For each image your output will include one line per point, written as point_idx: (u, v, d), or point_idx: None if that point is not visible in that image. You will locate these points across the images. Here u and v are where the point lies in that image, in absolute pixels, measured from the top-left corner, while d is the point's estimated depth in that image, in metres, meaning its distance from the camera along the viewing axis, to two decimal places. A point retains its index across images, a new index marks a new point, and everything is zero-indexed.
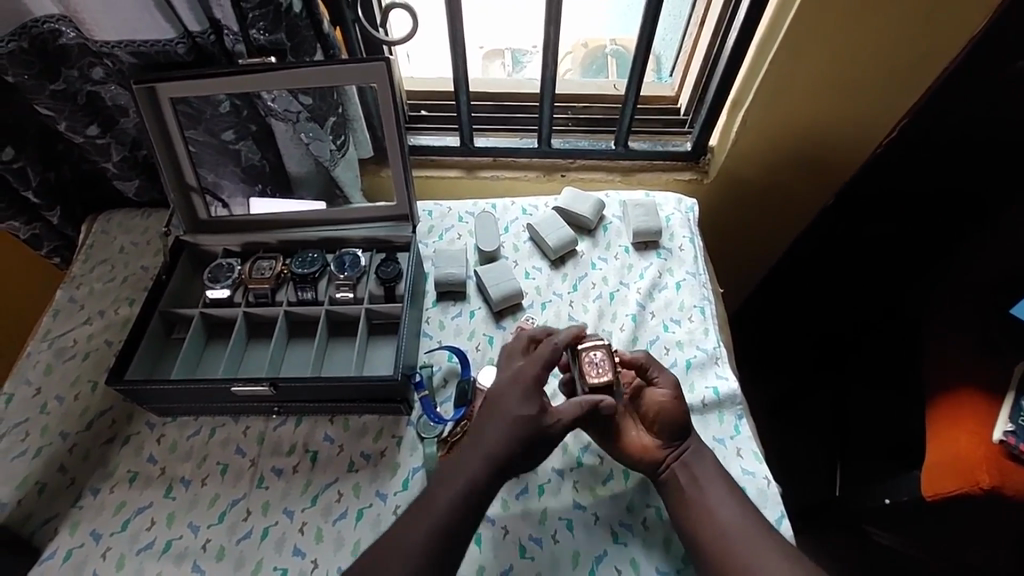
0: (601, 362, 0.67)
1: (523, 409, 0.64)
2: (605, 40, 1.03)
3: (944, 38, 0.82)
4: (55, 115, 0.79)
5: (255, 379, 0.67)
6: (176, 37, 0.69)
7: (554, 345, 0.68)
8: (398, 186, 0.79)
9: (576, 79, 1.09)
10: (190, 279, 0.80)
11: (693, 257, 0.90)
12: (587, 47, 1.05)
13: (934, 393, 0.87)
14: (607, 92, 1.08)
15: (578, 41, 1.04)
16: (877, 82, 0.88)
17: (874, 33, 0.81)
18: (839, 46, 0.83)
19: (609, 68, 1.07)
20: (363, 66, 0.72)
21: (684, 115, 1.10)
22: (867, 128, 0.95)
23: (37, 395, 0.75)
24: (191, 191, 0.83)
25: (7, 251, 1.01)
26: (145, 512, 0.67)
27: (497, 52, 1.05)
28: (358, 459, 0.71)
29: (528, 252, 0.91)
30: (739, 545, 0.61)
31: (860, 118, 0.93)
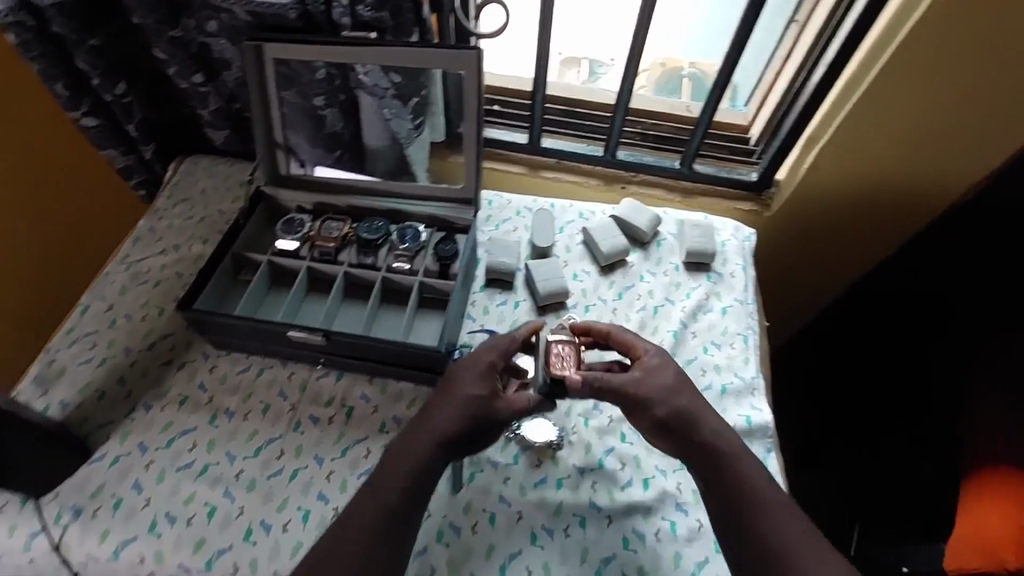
0: (567, 356, 0.68)
1: (476, 390, 0.65)
2: (684, 63, 1.05)
3: None
4: (168, 60, 0.85)
5: (311, 328, 0.70)
6: (290, 3, 0.74)
7: (511, 340, 0.69)
8: (468, 173, 0.82)
9: (648, 96, 1.10)
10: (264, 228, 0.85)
11: (743, 285, 0.90)
12: (665, 66, 1.06)
13: (976, 464, 0.83)
14: (678, 112, 1.09)
15: (658, 58, 1.05)
16: (968, 131, 0.85)
17: (966, 84, 0.80)
18: (929, 94, 0.82)
19: (682, 90, 1.08)
20: (456, 53, 0.75)
21: (752, 145, 1.09)
22: (948, 180, 0.92)
23: (108, 311, 0.81)
24: (276, 149, 0.88)
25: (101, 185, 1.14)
26: (189, 434, 0.72)
27: (575, 60, 1.08)
28: (389, 422, 0.74)
29: (579, 255, 0.92)
30: (766, 542, 0.59)
31: (942, 167, 0.90)
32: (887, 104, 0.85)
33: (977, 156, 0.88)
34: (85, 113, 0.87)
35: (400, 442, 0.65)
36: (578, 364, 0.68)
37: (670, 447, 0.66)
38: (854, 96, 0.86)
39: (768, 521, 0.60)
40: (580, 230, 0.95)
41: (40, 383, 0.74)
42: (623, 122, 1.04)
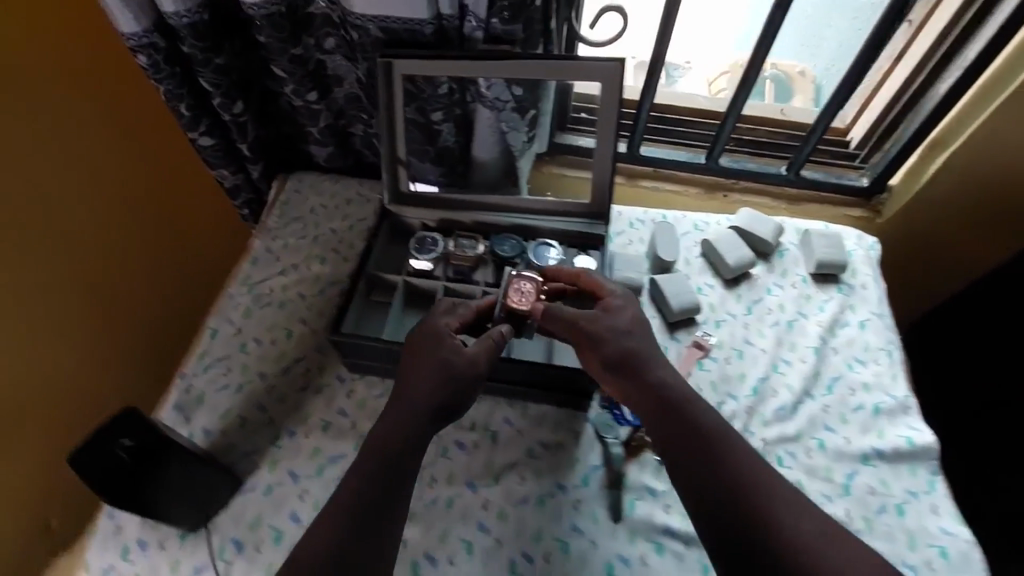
0: (528, 293, 0.69)
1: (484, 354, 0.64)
2: (765, 65, 1.02)
3: None
4: (287, 78, 0.84)
5: (465, 356, 0.70)
6: (427, 19, 0.72)
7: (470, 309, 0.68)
8: (599, 187, 0.79)
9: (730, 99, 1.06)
10: (390, 250, 0.83)
11: (877, 296, 0.87)
12: None
13: None
14: (772, 116, 1.06)
15: (738, 61, 1.01)
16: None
17: None
18: None
19: (766, 91, 1.06)
20: (602, 64, 0.71)
21: (854, 150, 1.06)
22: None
23: (237, 334, 0.81)
24: (397, 166, 0.84)
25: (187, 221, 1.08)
26: (338, 462, 0.70)
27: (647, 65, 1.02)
28: (536, 447, 0.73)
29: (700, 268, 0.89)
30: (737, 472, 0.57)
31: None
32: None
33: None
34: (202, 134, 0.86)
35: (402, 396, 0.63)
36: (537, 300, 0.68)
37: (630, 390, 0.64)
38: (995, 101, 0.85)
39: (786, 512, 0.54)
40: (697, 241, 0.92)
41: (181, 410, 0.74)
42: (732, 127, 1.00)
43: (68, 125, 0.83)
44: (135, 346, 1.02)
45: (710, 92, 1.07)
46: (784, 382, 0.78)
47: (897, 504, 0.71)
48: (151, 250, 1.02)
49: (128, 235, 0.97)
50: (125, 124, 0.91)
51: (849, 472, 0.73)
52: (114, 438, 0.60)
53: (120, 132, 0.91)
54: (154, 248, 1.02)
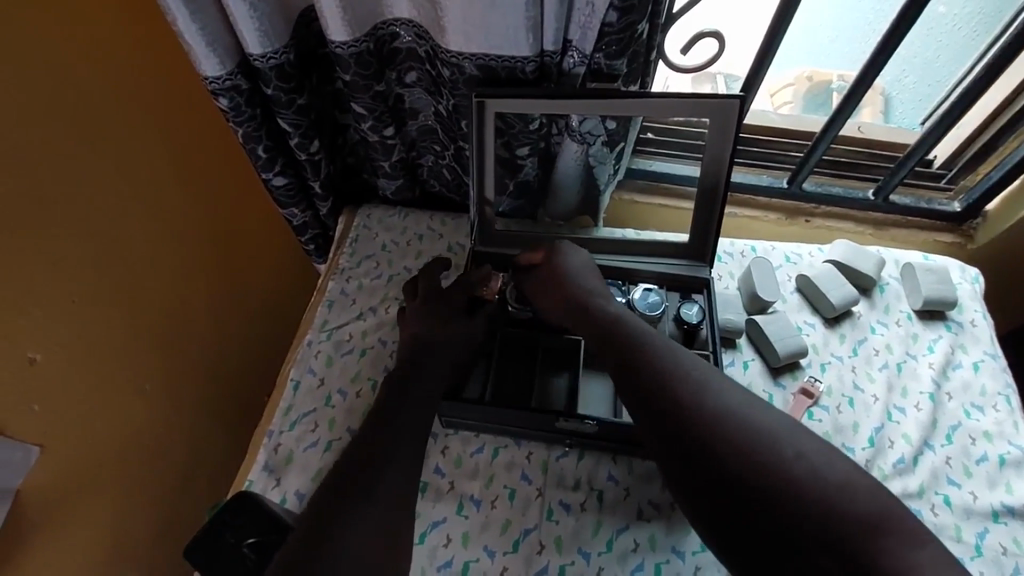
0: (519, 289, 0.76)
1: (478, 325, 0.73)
2: (834, 75, 0.94)
3: None
4: (366, 114, 0.80)
5: (580, 419, 0.67)
6: (530, 55, 0.69)
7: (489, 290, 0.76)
8: (702, 225, 0.75)
9: (794, 113, 0.99)
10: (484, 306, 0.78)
11: (988, 335, 0.82)
12: (812, 80, 0.96)
13: None
14: (849, 133, 1.00)
15: (803, 72, 0.95)
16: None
17: None
18: None
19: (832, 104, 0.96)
20: (714, 102, 0.68)
21: (939, 169, 1.00)
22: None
23: (320, 386, 0.77)
24: (483, 206, 0.80)
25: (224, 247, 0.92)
26: (441, 527, 0.66)
27: (708, 76, 0.92)
28: (647, 508, 0.68)
29: (796, 304, 0.85)
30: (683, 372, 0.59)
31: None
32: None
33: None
34: (276, 174, 0.82)
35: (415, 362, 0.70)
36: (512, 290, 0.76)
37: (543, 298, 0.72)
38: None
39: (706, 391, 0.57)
40: (791, 276, 0.88)
41: (270, 471, 0.70)
42: (821, 152, 0.96)
43: (109, 140, 0.71)
44: (202, 391, 0.91)
45: (774, 106, 1.00)
46: (901, 432, 0.74)
47: None
48: (213, 280, 0.91)
49: (184, 262, 0.85)
50: (178, 128, 0.80)
51: (980, 531, 0.67)
52: (240, 536, 0.62)
53: (174, 137, 0.79)
54: (216, 277, 0.91)
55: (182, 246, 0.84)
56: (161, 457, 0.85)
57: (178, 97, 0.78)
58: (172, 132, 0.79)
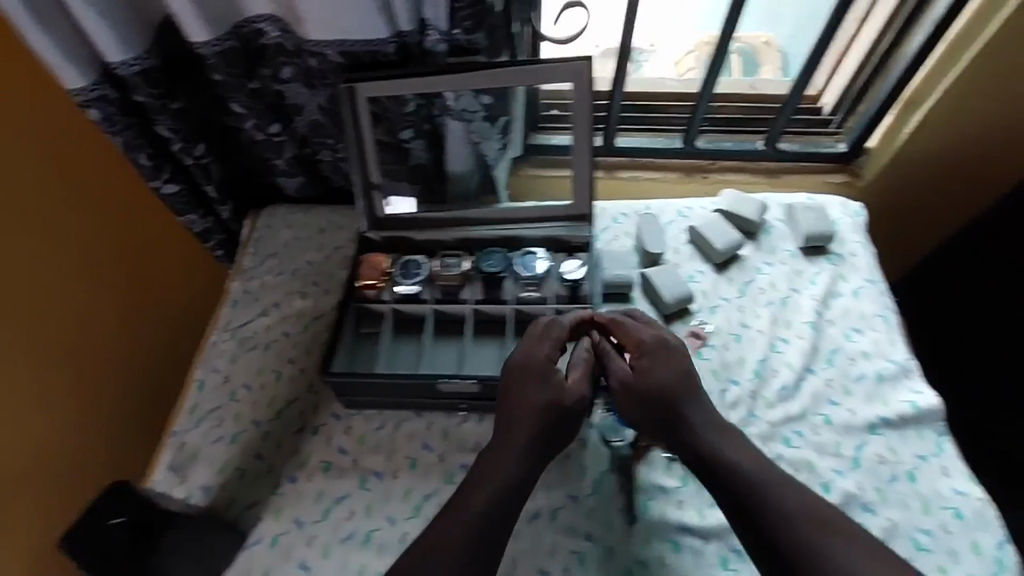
0: (411, 271, 0.74)
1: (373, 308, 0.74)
2: (734, 38, 0.98)
3: None
4: (247, 113, 0.81)
5: (461, 377, 0.67)
6: (388, 37, 0.70)
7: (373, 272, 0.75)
8: (579, 186, 0.77)
9: (700, 78, 1.04)
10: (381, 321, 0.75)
11: (867, 263, 0.86)
12: (713, 45, 0.99)
13: None
14: (745, 92, 1.05)
15: (704, 37, 0.98)
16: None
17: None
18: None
19: (733, 65, 1.04)
20: (566, 65, 0.70)
21: (831, 116, 1.05)
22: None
23: (226, 382, 0.78)
24: (372, 190, 0.81)
25: (124, 267, 0.97)
26: (343, 502, 0.68)
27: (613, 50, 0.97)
28: (545, 460, 0.71)
29: (689, 255, 0.88)
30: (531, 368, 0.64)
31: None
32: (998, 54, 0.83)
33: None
34: (166, 182, 0.83)
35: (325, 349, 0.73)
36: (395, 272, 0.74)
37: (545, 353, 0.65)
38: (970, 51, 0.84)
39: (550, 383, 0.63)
40: (683, 229, 0.91)
41: (176, 469, 0.72)
42: (705, 109, 1.00)
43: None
44: (98, 399, 0.98)
45: (680, 73, 1.04)
46: (784, 361, 0.77)
47: (908, 471, 0.69)
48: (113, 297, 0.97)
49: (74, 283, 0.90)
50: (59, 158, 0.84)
51: (858, 445, 0.71)
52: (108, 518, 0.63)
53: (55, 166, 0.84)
54: (117, 293, 0.97)
55: (111, 281, 0.96)
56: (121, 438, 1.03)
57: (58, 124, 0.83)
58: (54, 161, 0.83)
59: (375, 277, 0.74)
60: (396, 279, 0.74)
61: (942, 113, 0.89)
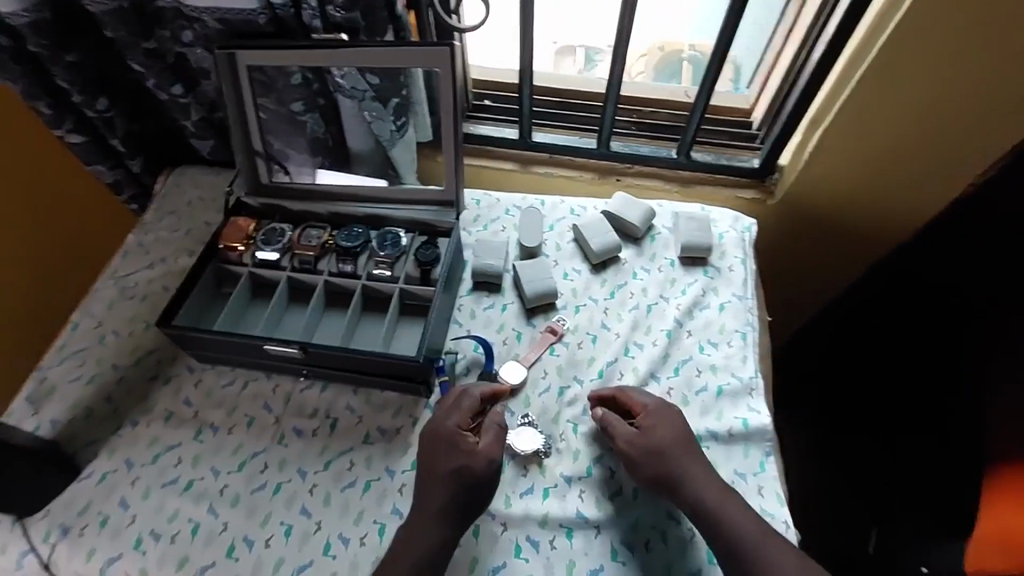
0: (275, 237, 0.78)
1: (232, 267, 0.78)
2: (684, 45, 1.00)
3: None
4: (146, 71, 0.84)
5: (288, 340, 0.70)
6: (258, 7, 0.73)
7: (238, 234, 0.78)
8: (448, 173, 0.80)
9: (648, 83, 1.06)
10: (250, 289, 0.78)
11: (742, 279, 0.85)
12: (664, 50, 1.02)
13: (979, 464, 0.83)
14: (676, 98, 1.05)
15: (656, 44, 1.01)
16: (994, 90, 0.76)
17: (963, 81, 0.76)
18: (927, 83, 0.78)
19: (683, 74, 1.04)
20: (429, 49, 0.71)
21: (756, 130, 1.04)
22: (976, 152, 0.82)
23: (97, 326, 0.82)
24: (257, 156, 0.85)
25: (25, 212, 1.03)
26: (175, 450, 0.72)
27: (570, 49, 1.04)
28: (374, 433, 0.73)
29: (569, 253, 0.89)
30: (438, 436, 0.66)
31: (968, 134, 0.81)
32: (896, 67, 0.77)
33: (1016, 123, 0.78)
34: (69, 131, 0.88)
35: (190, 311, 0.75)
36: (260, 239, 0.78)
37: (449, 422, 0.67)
38: (865, 62, 0.79)
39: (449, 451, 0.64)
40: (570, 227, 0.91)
41: (30, 401, 0.76)
42: (615, 111, 1.00)
43: None
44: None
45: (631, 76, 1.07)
46: (631, 365, 0.78)
47: None
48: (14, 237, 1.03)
49: None
50: None
51: None
52: None
53: None
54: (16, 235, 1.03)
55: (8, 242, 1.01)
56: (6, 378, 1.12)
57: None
58: None
59: (238, 238, 0.78)
60: (259, 244, 0.78)
61: (838, 139, 0.87)
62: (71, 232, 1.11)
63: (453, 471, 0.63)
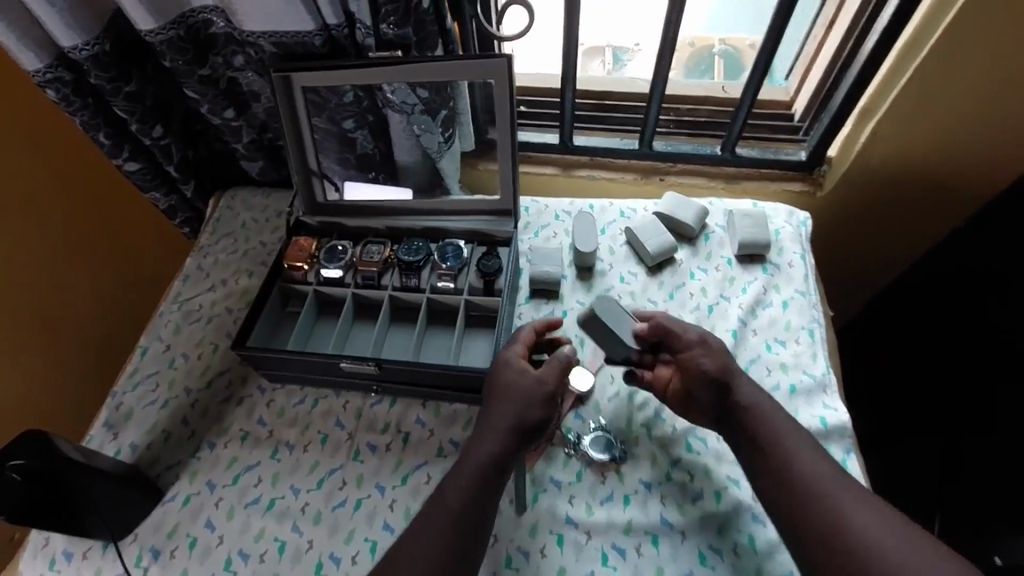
0: (338, 255, 0.79)
1: (298, 284, 0.79)
2: (715, 40, 1.00)
3: None
4: (199, 98, 0.85)
5: (361, 357, 0.71)
6: (314, 29, 0.74)
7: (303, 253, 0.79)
8: (504, 182, 0.80)
9: (678, 80, 1.06)
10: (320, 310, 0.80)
11: (803, 275, 0.84)
12: (695, 46, 1.01)
13: None
14: (714, 94, 1.05)
15: (686, 39, 1.01)
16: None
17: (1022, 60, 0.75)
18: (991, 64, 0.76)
19: (715, 68, 1.04)
20: (483, 62, 0.71)
21: (798, 122, 1.03)
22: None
23: (167, 351, 0.83)
24: (311, 176, 0.85)
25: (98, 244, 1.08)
26: (253, 469, 0.73)
27: (598, 49, 1.03)
28: (447, 446, 0.73)
29: (624, 256, 0.89)
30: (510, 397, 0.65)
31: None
32: (958, 52, 0.76)
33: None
34: (127, 159, 0.90)
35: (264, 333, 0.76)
36: (323, 256, 0.79)
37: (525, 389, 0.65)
38: (921, 52, 0.78)
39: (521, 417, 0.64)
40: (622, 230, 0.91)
41: (110, 427, 0.77)
42: (658, 111, 0.99)
43: None
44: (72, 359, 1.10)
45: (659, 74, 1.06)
46: None
47: None
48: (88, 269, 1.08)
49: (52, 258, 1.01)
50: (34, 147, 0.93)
51: None
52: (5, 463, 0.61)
53: (31, 153, 0.93)
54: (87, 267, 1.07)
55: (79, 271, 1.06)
56: (57, 412, 1.10)
57: (30, 115, 0.91)
58: (28, 149, 0.92)
59: (302, 258, 0.78)
60: (323, 262, 0.78)
61: (890, 125, 0.86)
62: (136, 266, 1.16)
63: (509, 430, 0.62)
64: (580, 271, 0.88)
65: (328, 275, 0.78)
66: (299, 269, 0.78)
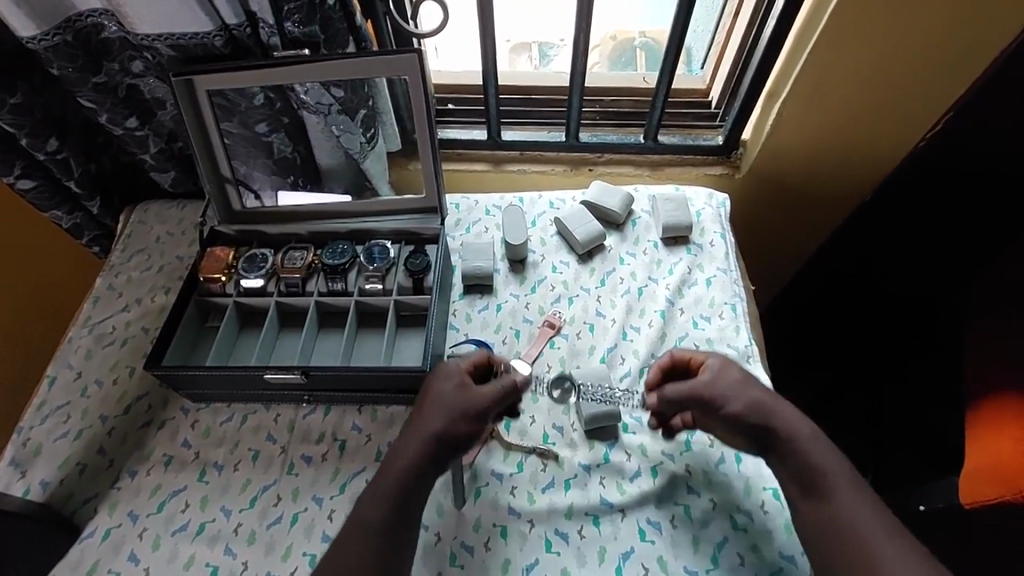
0: (258, 264, 0.76)
1: (218, 297, 0.76)
2: (635, 33, 1.01)
3: (982, 47, 0.79)
4: (97, 107, 0.80)
5: (287, 367, 0.68)
6: (214, 30, 0.71)
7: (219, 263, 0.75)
8: (427, 179, 0.80)
9: (605, 72, 1.07)
10: (239, 325, 0.77)
11: (724, 253, 0.88)
12: (617, 39, 1.03)
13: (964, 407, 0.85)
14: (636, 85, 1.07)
15: (607, 33, 1.02)
16: (935, 54, 0.80)
17: (906, 42, 0.79)
18: (877, 48, 0.81)
19: (638, 61, 1.06)
20: (395, 58, 0.70)
21: (715, 108, 1.08)
22: (934, 99, 0.86)
23: (77, 378, 0.77)
24: (225, 183, 0.82)
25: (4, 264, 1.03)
26: (180, 495, 0.70)
27: (525, 45, 1.04)
28: (385, 450, 0.72)
29: (554, 246, 0.90)
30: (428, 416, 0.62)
31: (921, 91, 0.85)
32: (846, 39, 0.80)
33: (961, 74, 0.82)
34: (19, 177, 0.83)
35: (181, 350, 0.72)
36: (241, 265, 0.76)
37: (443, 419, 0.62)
38: (813, 36, 0.82)
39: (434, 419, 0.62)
40: (552, 221, 0.92)
41: (16, 466, 0.71)
42: (581, 104, 1.01)
43: None
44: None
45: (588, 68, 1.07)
46: (631, 349, 0.80)
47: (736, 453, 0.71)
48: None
49: None
50: None
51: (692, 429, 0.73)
52: None
53: None
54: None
55: None
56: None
57: None
58: None
59: (218, 270, 0.75)
60: (241, 273, 0.76)
61: (795, 105, 0.90)
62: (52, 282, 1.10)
63: None
64: (512, 264, 0.88)
65: (247, 286, 0.75)
66: (218, 282, 0.75)
